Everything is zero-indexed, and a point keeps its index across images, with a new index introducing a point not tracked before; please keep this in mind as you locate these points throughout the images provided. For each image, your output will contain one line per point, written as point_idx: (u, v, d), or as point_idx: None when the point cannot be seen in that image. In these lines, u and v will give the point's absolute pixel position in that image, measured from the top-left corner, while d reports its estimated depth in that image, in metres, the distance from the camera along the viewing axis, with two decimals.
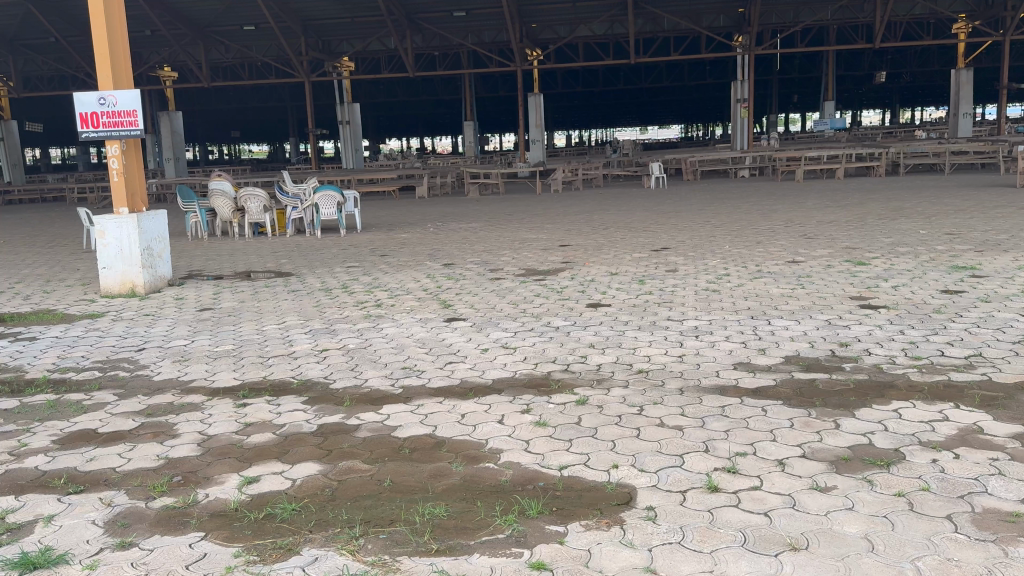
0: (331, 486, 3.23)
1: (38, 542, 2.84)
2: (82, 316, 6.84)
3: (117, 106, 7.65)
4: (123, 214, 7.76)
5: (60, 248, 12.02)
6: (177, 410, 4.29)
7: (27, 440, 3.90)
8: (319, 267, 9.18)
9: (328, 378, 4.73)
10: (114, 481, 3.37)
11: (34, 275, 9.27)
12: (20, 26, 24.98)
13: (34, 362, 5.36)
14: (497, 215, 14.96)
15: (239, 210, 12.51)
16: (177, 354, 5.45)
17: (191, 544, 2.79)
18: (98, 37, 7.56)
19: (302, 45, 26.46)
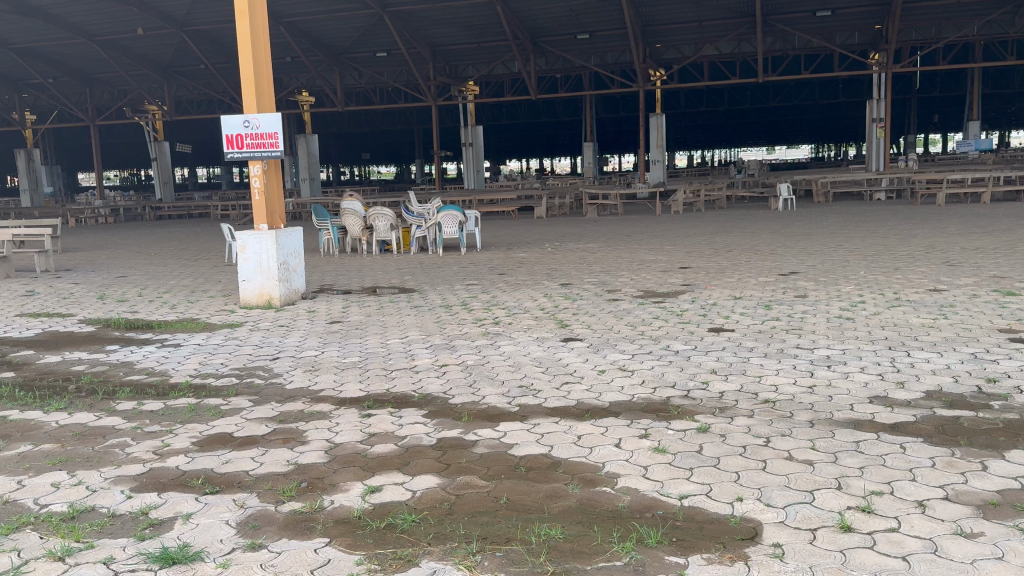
0: (448, 500, 3.26)
1: (178, 538, 3.01)
2: (222, 326, 7.26)
3: (259, 129, 8.12)
4: (263, 230, 8.22)
5: (203, 261, 12.84)
6: (307, 417, 4.48)
7: (170, 441, 4.15)
8: (441, 284, 9.39)
9: (448, 393, 4.80)
10: (246, 483, 3.53)
11: (181, 286, 9.94)
12: (176, 53, 27.03)
13: (178, 368, 5.73)
14: (617, 236, 14.90)
15: (368, 228, 13.01)
16: (307, 364, 5.68)
17: (316, 549, 2.87)
18: (244, 63, 8.07)
19: (430, 70, 27.36)
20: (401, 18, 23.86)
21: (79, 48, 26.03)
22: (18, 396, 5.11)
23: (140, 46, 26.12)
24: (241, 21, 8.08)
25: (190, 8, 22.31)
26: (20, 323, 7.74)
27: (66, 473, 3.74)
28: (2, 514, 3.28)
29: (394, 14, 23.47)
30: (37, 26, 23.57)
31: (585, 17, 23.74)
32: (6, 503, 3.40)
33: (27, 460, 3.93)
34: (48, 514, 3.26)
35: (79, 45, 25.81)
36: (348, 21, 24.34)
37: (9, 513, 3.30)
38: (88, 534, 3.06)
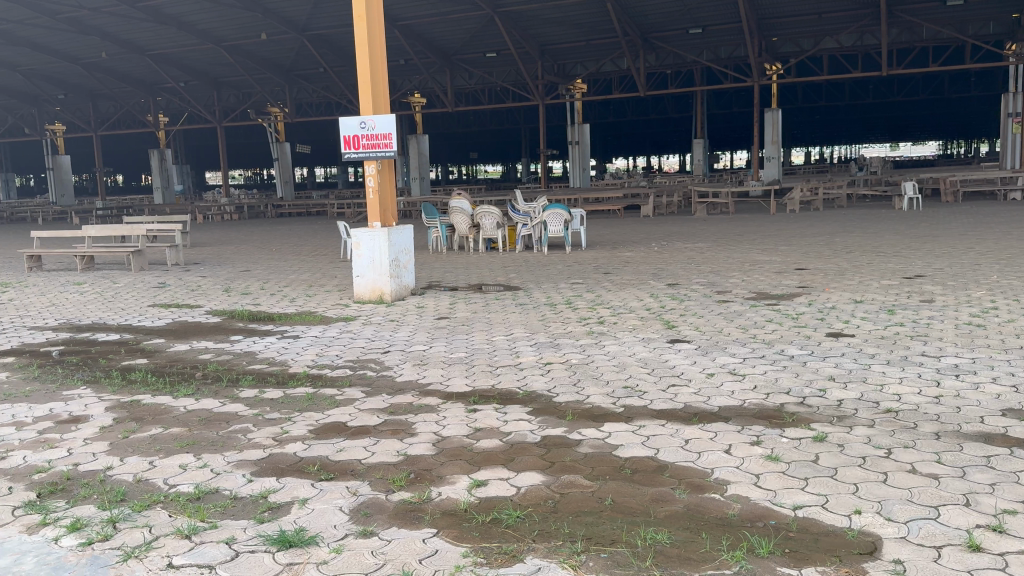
0: (553, 498, 3.27)
1: (294, 522, 3.14)
2: (337, 319, 7.54)
3: (375, 130, 8.36)
4: (376, 228, 8.47)
5: (320, 257, 13.34)
6: (415, 410, 4.57)
7: (288, 428, 4.34)
8: (546, 282, 9.42)
9: (552, 391, 4.80)
10: (359, 472, 3.65)
11: (299, 280, 10.38)
12: (297, 57, 28.23)
13: (297, 358, 5.99)
14: (728, 236, 14.53)
15: (475, 227, 13.20)
16: (415, 358, 5.82)
17: (424, 539, 2.94)
18: (362, 65, 8.33)
19: (539, 69, 27.52)
20: (512, 18, 24.05)
21: (209, 53, 27.54)
22: (152, 381, 5.47)
23: (263, 50, 27.36)
24: (359, 24, 8.35)
25: (310, 13, 23.18)
26: (152, 312, 8.27)
27: (193, 455, 3.97)
28: (136, 492, 3.52)
29: (505, 15, 23.71)
30: (172, 34, 25.08)
31: (698, 12, 23.23)
32: (139, 481, 3.64)
33: (158, 442, 4.19)
34: (176, 494, 3.46)
35: (208, 51, 27.32)
36: (460, 23, 24.73)
37: (142, 491, 3.53)
38: (213, 515, 3.23)
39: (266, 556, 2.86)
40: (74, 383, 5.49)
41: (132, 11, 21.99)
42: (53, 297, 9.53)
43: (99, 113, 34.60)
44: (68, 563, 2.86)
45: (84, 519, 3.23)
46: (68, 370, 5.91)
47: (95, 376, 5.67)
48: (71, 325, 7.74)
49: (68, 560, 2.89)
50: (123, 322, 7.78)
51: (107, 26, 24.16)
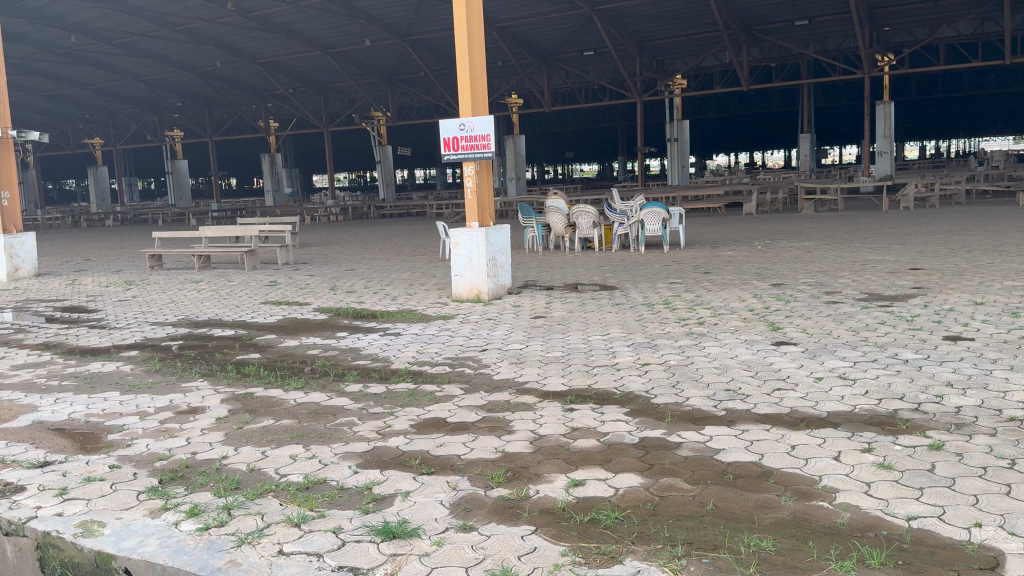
0: (653, 500, 3.23)
1: (398, 514, 3.22)
2: (436, 317, 7.68)
3: (474, 131, 8.47)
4: (474, 227, 8.59)
5: (421, 256, 13.60)
6: (512, 408, 4.61)
7: (391, 422, 4.45)
8: (644, 281, 9.30)
9: (650, 392, 4.75)
10: (458, 467, 3.71)
11: (401, 279, 10.64)
12: (398, 62, 28.90)
13: (398, 355, 6.14)
14: (836, 233, 14.00)
15: (571, 226, 13.18)
16: (512, 357, 5.85)
17: (522, 536, 2.96)
18: (461, 68, 8.45)
19: (637, 66, 27.25)
20: (609, 15, 23.91)
21: (315, 60, 28.56)
22: (264, 375, 5.73)
23: (366, 56, 28.15)
24: (458, 28, 8.48)
25: (411, 18, 23.70)
26: (264, 309, 8.65)
27: (302, 446, 4.13)
28: (249, 480, 3.69)
29: (603, 12, 23.59)
30: (281, 42, 26.12)
31: (804, 3, 22.47)
32: (252, 470, 3.82)
33: (270, 433, 4.37)
34: (287, 483, 3.62)
35: (314, 58, 28.32)
36: (557, 22, 24.75)
37: (254, 480, 3.70)
38: (321, 505, 3.35)
39: (370, 546, 2.94)
40: (193, 376, 5.81)
41: (244, 21, 23.06)
42: (174, 294, 10.09)
43: (214, 119, 36.36)
44: (189, 546, 3.03)
45: (202, 505, 3.41)
46: (187, 363, 6.24)
47: (212, 369, 5.97)
48: (190, 320, 8.19)
49: (187, 544, 3.05)
50: (237, 318, 8.16)
51: (221, 36, 25.36)
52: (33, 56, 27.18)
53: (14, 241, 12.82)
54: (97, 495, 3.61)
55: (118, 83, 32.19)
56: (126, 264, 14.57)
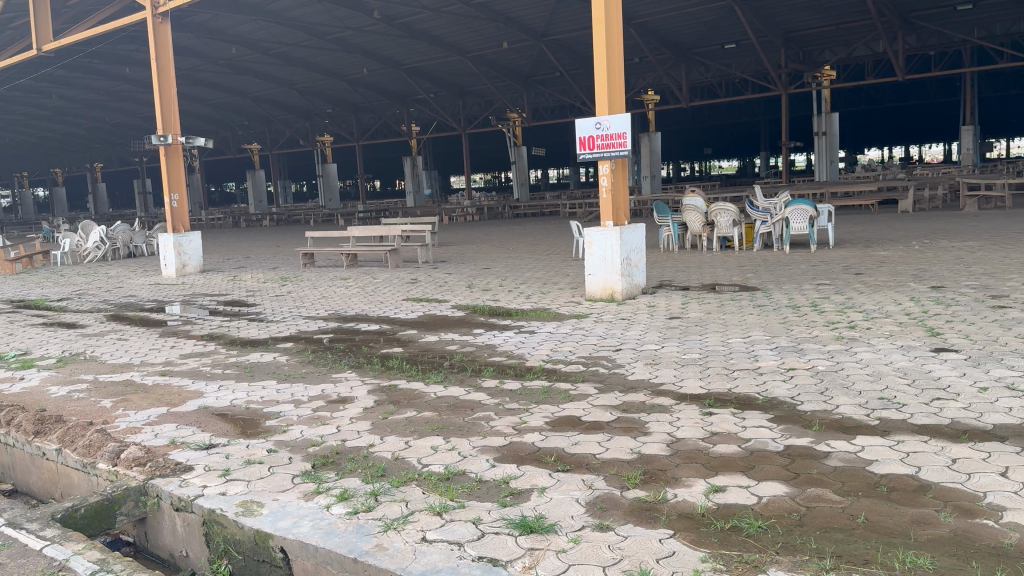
0: (798, 511, 3.12)
1: (535, 509, 3.26)
2: (570, 316, 7.71)
3: (610, 130, 8.44)
4: (608, 227, 8.54)
5: (556, 255, 13.68)
6: (648, 409, 4.57)
7: (527, 419, 4.52)
8: (788, 282, 8.98)
9: (795, 399, 4.56)
10: (594, 466, 3.72)
11: (535, 278, 10.75)
12: (535, 63, 29.17)
13: (534, 352, 6.22)
14: (1005, 233, 12.96)
15: (709, 225, 12.87)
16: (648, 358, 5.79)
17: (661, 539, 2.93)
18: (599, 67, 8.44)
19: (782, 58, 26.26)
20: (752, 7, 23.15)
21: (454, 65, 29.31)
22: (406, 368, 5.95)
23: (504, 58, 28.60)
24: (597, 26, 8.47)
25: (549, 19, 23.86)
26: (405, 305, 8.98)
27: (442, 438, 4.26)
28: (393, 468, 3.85)
29: (745, 5, 22.87)
30: (423, 47, 26.94)
31: None
32: (397, 458, 3.98)
33: (413, 424, 4.54)
34: (429, 473, 3.74)
35: (454, 63, 29.07)
36: (697, 16, 24.22)
37: (398, 468, 3.85)
38: (460, 495, 3.45)
39: (509, 539, 3.00)
40: (341, 367, 6.11)
41: (389, 28, 24.00)
42: (324, 290, 10.66)
43: (360, 124, 38.04)
44: (339, 529, 3.19)
45: (351, 490, 3.59)
46: (336, 355, 6.58)
47: (358, 362, 6.26)
48: (338, 315, 8.63)
49: (338, 526, 3.22)
50: (381, 313, 8.52)
51: (367, 44, 26.45)
52: (201, 68, 29.39)
53: (182, 239, 13.90)
54: (256, 477, 3.87)
55: (274, 91, 34.27)
56: (281, 262, 15.51)
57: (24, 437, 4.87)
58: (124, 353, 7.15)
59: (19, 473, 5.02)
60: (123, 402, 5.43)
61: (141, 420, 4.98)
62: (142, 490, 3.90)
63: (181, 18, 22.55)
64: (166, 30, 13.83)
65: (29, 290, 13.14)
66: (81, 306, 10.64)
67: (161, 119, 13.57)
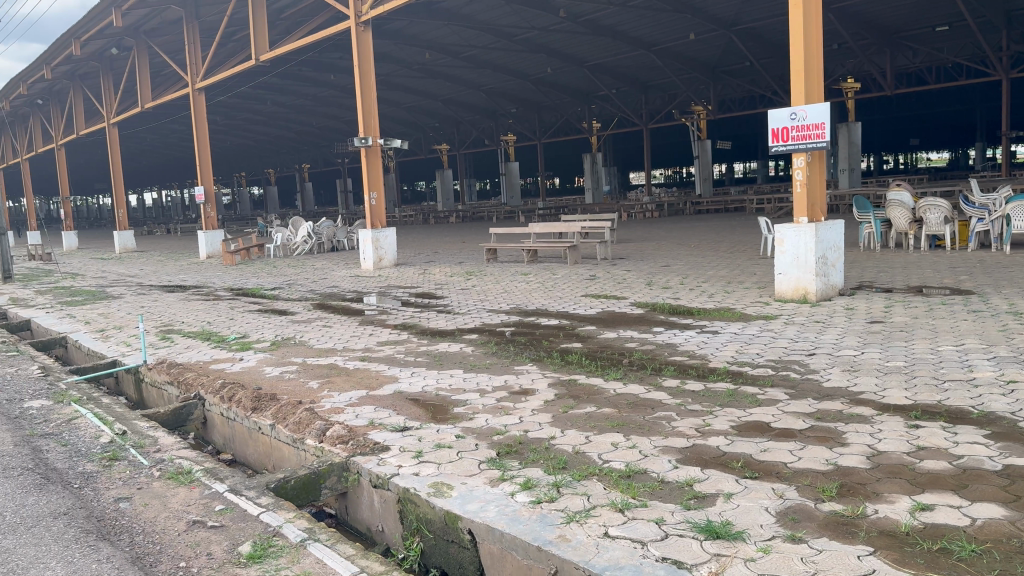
0: (1020, 537, 2.82)
1: (721, 514, 3.18)
2: (757, 317, 7.42)
3: (806, 120, 8.03)
4: (802, 223, 8.14)
5: (741, 253, 13.22)
6: (845, 419, 4.31)
7: (711, 421, 4.40)
8: (1009, 286, 8.12)
9: (1017, 415, 4.13)
10: (785, 475, 3.56)
11: (719, 276, 10.44)
12: (722, 54, 28.24)
13: (717, 353, 6.05)
14: None
15: (916, 222, 11.92)
16: (845, 364, 5.46)
17: (859, 556, 2.76)
18: (795, 56, 8.04)
19: (1004, 40, 23.77)
20: None
21: (638, 59, 29.01)
22: (586, 364, 5.98)
23: (689, 51, 27.94)
24: (794, 12, 8.06)
25: (739, 8, 23.03)
26: (585, 301, 9.04)
27: (624, 436, 4.25)
28: (575, 462, 3.89)
29: None
30: (608, 44, 26.87)
31: None
32: (578, 453, 4.02)
33: (593, 419, 4.57)
34: (610, 470, 3.75)
35: (637, 57, 28.77)
36: None
37: (580, 462, 3.89)
38: (643, 494, 3.43)
39: (694, 542, 2.95)
40: (523, 360, 6.26)
41: (574, 25, 24.18)
42: (507, 285, 10.95)
43: (543, 122, 38.62)
44: (524, 517, 3.27)
45: (534, 480, 3.67)
46: (519, 348, 6.74)
47: (540, 355, 6.37)
48: (520, 309, 8.84)
49: (523, 514, 3.30)
50: (561, 309, 8.62)
51: (552, 43, 26.79)
52: (397, 73, 31.08)
53: (379, 235, 14.77)
54: (446, 461, 4.06)
55: (462, 93, 35.55)
56: (467, 257, 16.10)
57: (244, 411, 5.39)
58: (328, 339, 7.73)
59: (238, 443, 5.58)
60: (327, 383, 5.89)
61: (343, 401, 5.36)
62: (345, 466, 4.22)
63: (380, 27, 23.94)
64: (368, 38, 14.67)
65: (248, 279, 14.53)
66: (292, 295, 11.63)
67: (362, 123, 14.48)
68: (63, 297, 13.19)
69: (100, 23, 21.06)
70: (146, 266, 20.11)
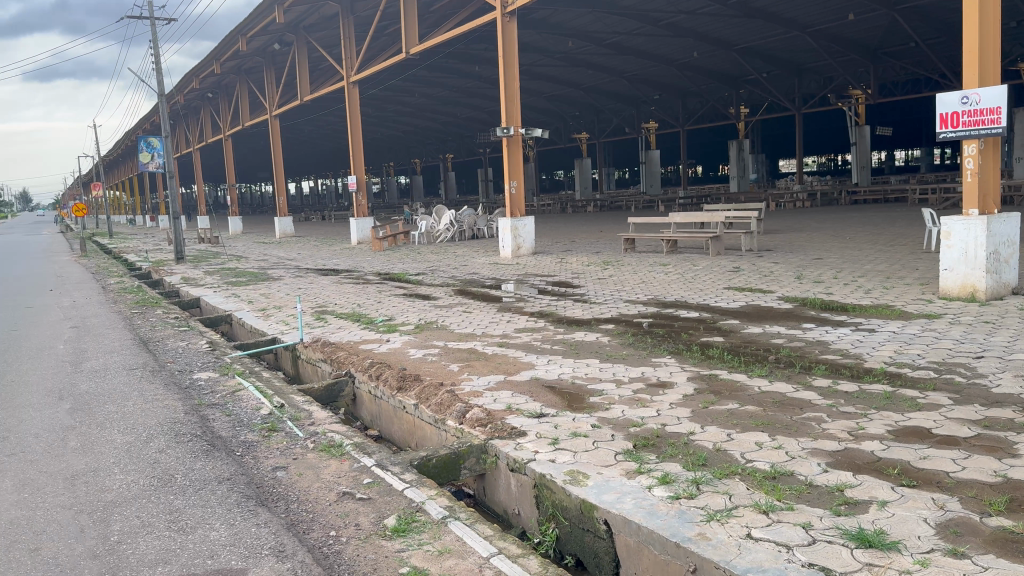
0: None
1: (874, 522, 3.01)
2: (918, 315, 6.95)
3: (979, 105, 7.42)
4: (972, 216, 7.56)
5: (901, 247, 12.41)
6: (1017, 429, 3.96)
7: (865, 425, 4.18)
8: None
9: None
10: (947, 485, 3.33)
11: (876, 271, 9.86)
12: (884, 34, 26.52)
13: (872, 353, 5.72)
14: None
15: None
16: (1019, 369, 5.02)
17: None
18: (969, 36, 7.45)
19: None
20: None
21: (790, 42, 27.74)
22: (728, 359, 5.80)
23: (848, 32, 26.43)
24: None
25: None
26: (728, 294, 8.78)
27: (768, 435, 4.10)
28: (715, 459, 3.80)
29: None
30: (759, 26, 25.82)
31: None
32: (718, 450, 3.92)
33: (736, 417, 4.44)
34: (753, 469, 3.63)
35: (790, 40, 27.52)
36: None
37: (721, 459, 3.79)
38: (788, 497, 3.30)
39: (844, 549, 2.81)
40: (661, 353, 6.16)
41: (723, 9, 23.43)
42: (647, 276, 10.80)
43: (688, 109, 37.71)
44: (661, 512, 3.23)
45: (673, 475, 3.62)
46: (657, 340, 6.64)
47: (679, 348, 6.26)
48: (660, 300, 8.71)
49: (661, 509, 3.26)
50: (702, 301, 8.42)
51: (699, 27, 26.05)
52: (541, 62, 31.24)
53: (519, 223, 14.93)
54: (583, 449, 4.07)
55: (604, 81, 35.27)
56: (606, 247, 16.02)
57: (390, 390, 5.63)
58: (468, 324, 7.91)
59: (384, 421, 5.82)
60: (467, 367, 6.05)
61: (482, 385, 5.50)
62: (483, 449, 4.32)
63: (525, 16, 24.13)
64: (513, 28, 14.81)
65: (395, 265, 15.09)
66: (435, 281, 11.99)
67: (505, 112, 14.66)
68: (229, 278, 14.20)
69: (265, 20, 22.56)
70: (303, 250, 21.31)
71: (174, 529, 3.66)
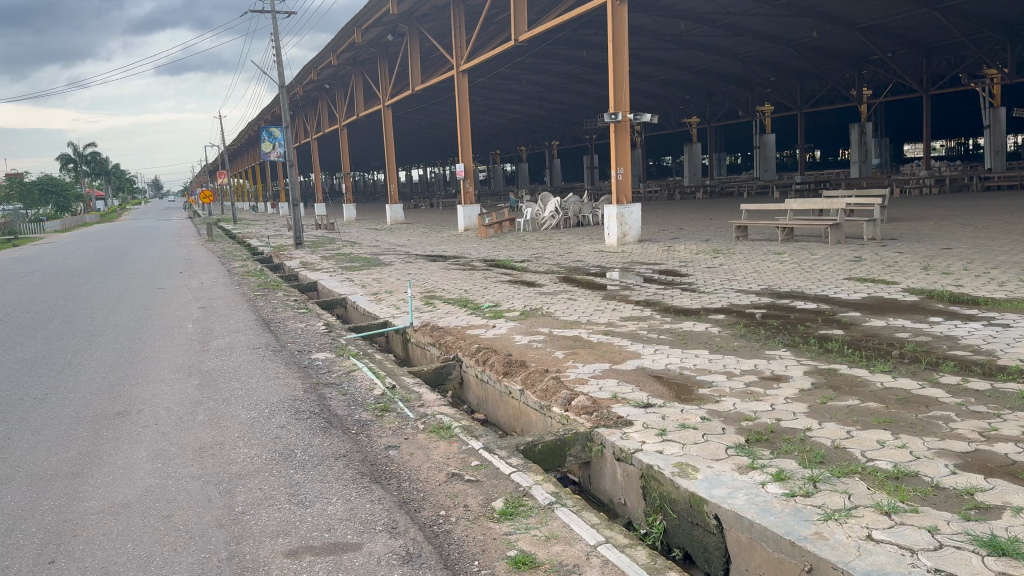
0: None
1: (1009, 530, 2.84)
2: None
3: None
4: None
5: None
6: None
7: (998, 425, 3.93)
8: None
9: None
10: None
11: (1012, 262, 9.22)
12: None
13: (1007, 350, 5.36)
14: None
15: None
16: None
17: None
18: None
19: None
20: None
21: (919, 19, 26.21)
22: (847, 353, 5.57)
23: (984, 7, 24.71)
24: None
25: None
26: (847, 285, 8.41)
27: (891, 433, 3.92)
28: (834, 457, 3.66)
29: None
30: (884, 4, 24.49)
31: None
32: (837, 447, 3.78)
33: (855, 413, 4.26)
34: (875, 469, 3.48)
35: (919, 17, 26.00)
36: None
37: (840, 457, 3.65)
38: (913, 499, 3.15)
39: (974, 556, 2.66)
40: (775, 345, 5.97)
41: None
42: (759, 265, 10.48)
43: (805, 92, 36.24)
44: (775, 509, 3.15)
45: (788, 471, 3.51)
46: (771, 332, 6.44)
47: (794, 341, 6.05)
48: (773, 290, 8.44)
49: (774, 505, 3.18)
50: (819, 292, 8.10)
51: (820, 6, 24.95)
52: (651, 45, 30.71)
53: (625, 210, 14.80)
54: (692, 441, 4.00)
55: (717, 63, 34.34)
56: (715, 234, 15.66)
57: (496, 375, 5.71)
58: (574, 312, 7.90)
59: (491, 405, 5.90)
60: (573, 354, 6.05)
61: (588, 372, 5.50)
62: (589, 437, 4.32)
63: None
64: (624, 12, 14.61)
65: (502, 251, 15.23)
66: (540, 268, 12.03)
67: (613, 98, 14.53)
68: (344, 263, 14.69)
69: (380, 11, 23.13)
70: (412, 236, 21.81)
71: (294, 502, 3.85)
